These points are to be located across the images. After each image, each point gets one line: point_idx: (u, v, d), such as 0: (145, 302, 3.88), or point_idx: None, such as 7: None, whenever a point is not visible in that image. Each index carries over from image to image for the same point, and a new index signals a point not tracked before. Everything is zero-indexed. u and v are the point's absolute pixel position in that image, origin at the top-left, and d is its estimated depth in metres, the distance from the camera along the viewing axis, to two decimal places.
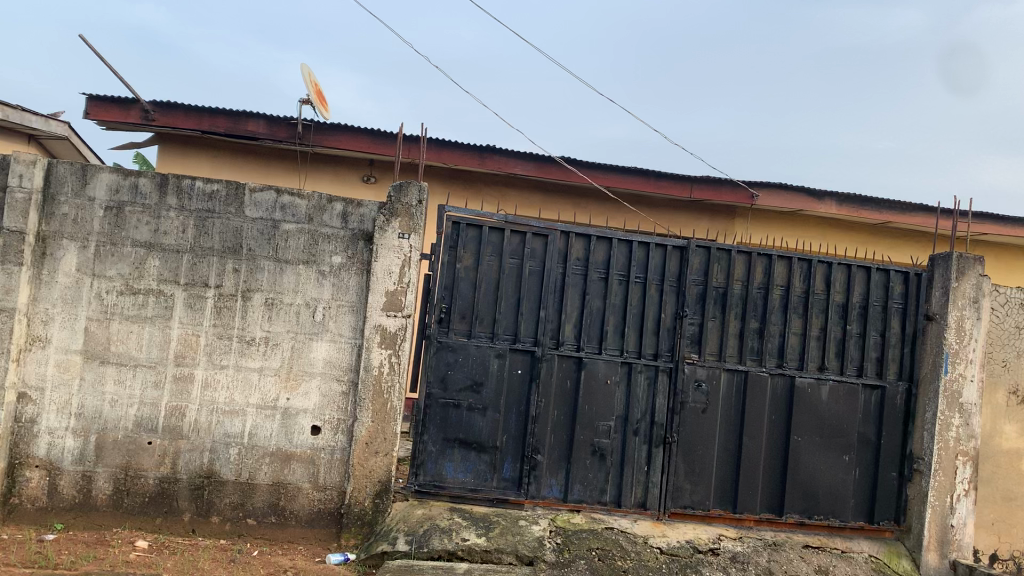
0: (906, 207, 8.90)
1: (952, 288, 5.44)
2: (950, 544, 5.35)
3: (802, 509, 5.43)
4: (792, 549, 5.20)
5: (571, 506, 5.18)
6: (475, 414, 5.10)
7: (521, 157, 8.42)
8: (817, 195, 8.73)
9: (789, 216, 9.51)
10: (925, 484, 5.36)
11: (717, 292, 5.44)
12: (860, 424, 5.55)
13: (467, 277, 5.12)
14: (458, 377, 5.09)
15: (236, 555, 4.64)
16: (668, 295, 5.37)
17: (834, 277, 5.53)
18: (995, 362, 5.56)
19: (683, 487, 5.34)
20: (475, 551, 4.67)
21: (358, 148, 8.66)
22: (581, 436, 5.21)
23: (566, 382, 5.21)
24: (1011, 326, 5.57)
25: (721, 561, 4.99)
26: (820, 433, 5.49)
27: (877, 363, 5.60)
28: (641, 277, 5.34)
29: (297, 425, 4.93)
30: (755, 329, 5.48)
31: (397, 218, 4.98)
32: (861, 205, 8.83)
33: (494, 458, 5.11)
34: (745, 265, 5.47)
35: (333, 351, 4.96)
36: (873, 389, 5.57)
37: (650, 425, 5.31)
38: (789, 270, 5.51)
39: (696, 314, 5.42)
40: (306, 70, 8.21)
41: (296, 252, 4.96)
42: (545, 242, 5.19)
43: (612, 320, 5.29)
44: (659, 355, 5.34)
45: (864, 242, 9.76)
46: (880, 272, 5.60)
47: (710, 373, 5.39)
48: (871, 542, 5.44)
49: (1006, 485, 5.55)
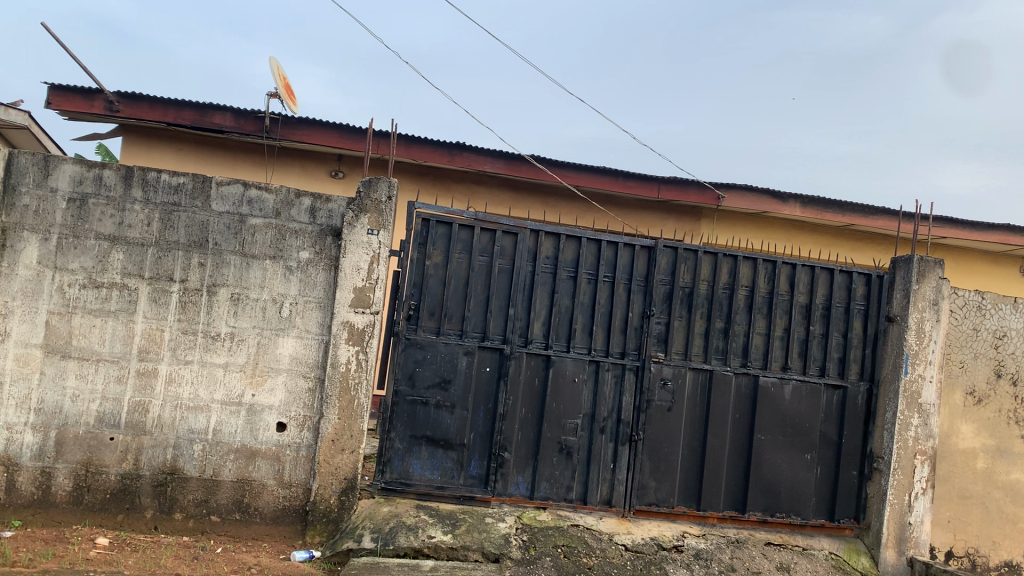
0: (868, 210, 9.04)
1: (913, 290, 5.55)
2: (908, 542, 5.45)
3: (764, 506, 5.51)
4: (754, 546, 5.28)
5: (538, 503, 5.21)
6: (443, 411, 5.10)
7: (490, 155, 8.42)
8: (782, 197, 8.85)
9: (754, 217, 9.61)
10: (884, 483, 5.46)
11: (684, 291, 5.49)
12: (822, 423, 5.64)
13: (437, 275, 5.11)
14: (427, 374, 5.08)
15: (200, 552, 4.60)
16: (636, 294, 5.41)
17: (798, 278, 5.62)
18: (953, 363, 5.67)
19: (649, 485, 5.39)
20: (441, 548, 4.67)
21: (326, 142, 8.61)
22: (548, 434, 5.23)
23: (534, 380, 5.23)
24: (968, 328, 5.69)
25: (685, 558, 5.05)
26: (782, 432, 5.57)
27: (839, 363, 5.69)
28: (610, 276, 5.38)
29: (262, 422, 4.89)
30: (720, 329, 5.55)
31: (366, 214, 4.96)
32: (825, 208, 8.96)
33: (461, 455, 5.11)
34: (711, 265, 5.53)
35: (299, 347, 4.93)
36: (835, 389, 5.66)
37: (617, 423, 5.35)
38: (753, 271, 5.58)
39: (663, 313, 5.46)
40: (275, 64, 8.14)
41: (262, 247, 4.92)
42: (514, 240, 5.21)
43: (580, 319, 5.32)
44: (626, 354, 5.39)
45: (828, 244, 9.91)
46: (843, 274, 5.69)
47: (676, 372, 5.45)
48: (831, 540, 5.53)
49: (961, 484, 5.67)
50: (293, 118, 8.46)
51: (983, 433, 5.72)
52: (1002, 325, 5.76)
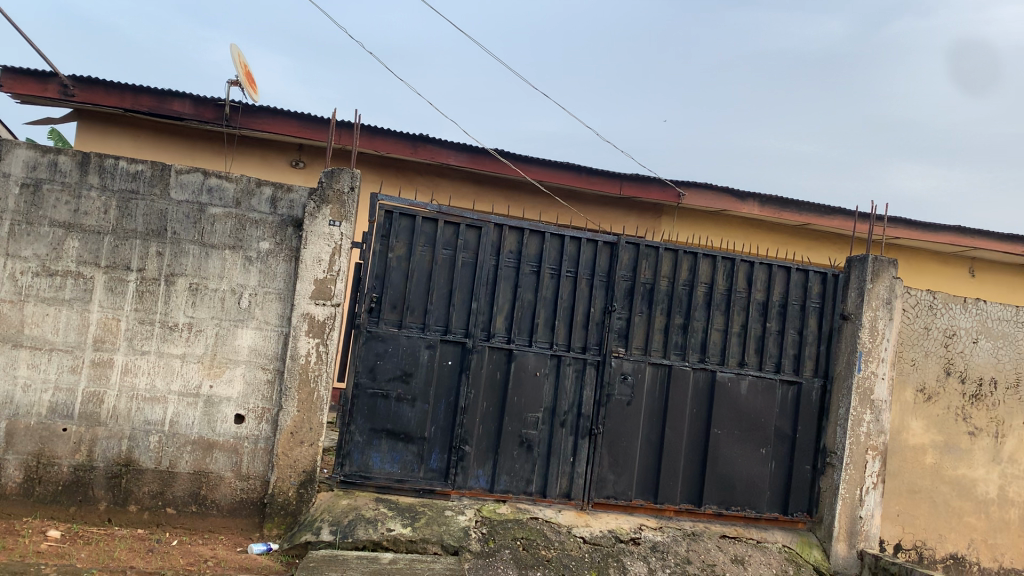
0: (825, 209, 9.19)
1: (868, 289, 5.66)
2: (858, 535, 5.58)
3: (720, 500, 5.59)
4: (709, 539, 5.37)
5: (497, 496, 5.23)
6: (404, 405, 5.10)
7: (454, 148, 8.40)
8: (741, 196, 8.97)
9: (714, 215, 9.73)
10: (837, 478, 5.58)
11: (645, 287, 5.55)
12: (778, 419, 5.74)
13: (400, 267, 5.09)
14: (388, 367, 5.07)
15: (155, 545, 4.54)
16: (598, 289, 5.46)
17: (756, 276, 5.71)
18: (905, 361, 5.80)
19: (607, 478, 5.44)
20: (400, 541, 4.68)
21: (287, 132, 8.52)
22: (509, 427, 5.25)
23: (496, 374, 5.25)
24: (920, 327, 5.83)
25: (642, 551, 5.12)
26: (739, 427, 5.66)
27: (794, 359, 5.79)
28: (572, 271, 5.41)
29: (220, 414, 4.84)
30: (680, 325, 5.62)
31: (328, 205, 4.93)
32: (783, 207, 9.09)
33: (421, 449, 5.11)
34: (672, 261, 5.59)
35: (258, 338, 4.89)
36: (790, 385, 5.76)
37: (577, 417, 5.39)
38: (713, 268, 5.65)
39: (624, 308, 5.51)
40: (235, 51, 8.03)
41: (222, 237, 4.87)
42: (478, 234, 5.21)
43: (542, 314, 5.35)
44: (588, 348, 5.43)
45: (785, 243, 10.06)
46: (800, 272, 5.79)
47: (636, 367, 5.50)
48: (784, 532, 5.64)
49: (910, 478, 5.81)
50: (254, 106, 8.36)
51: (932, 429, 5.86)
52: (952, 324, 5.91)
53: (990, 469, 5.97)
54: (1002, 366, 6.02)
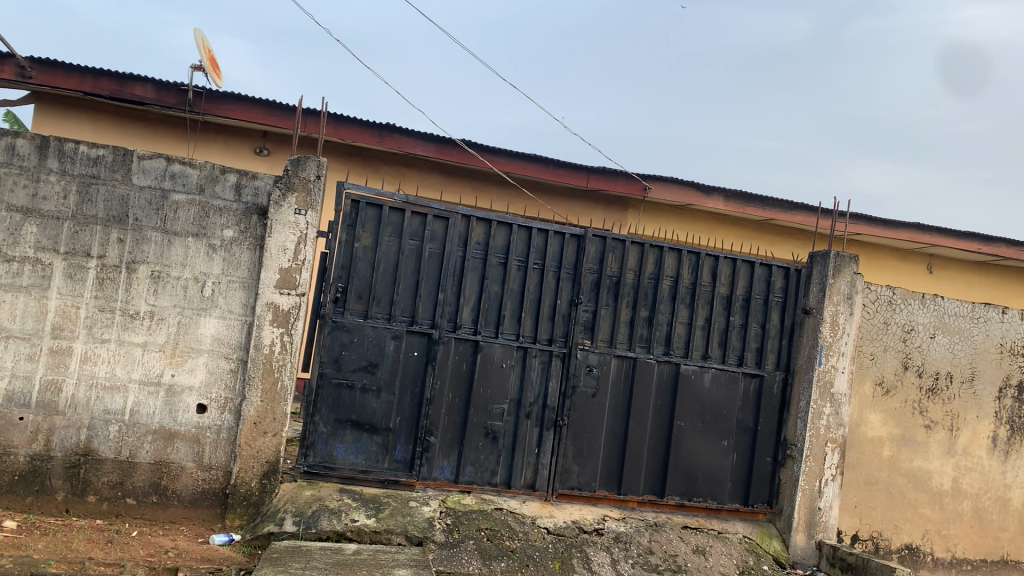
0: (789, 205, 9.30)
1: (829, 284, 5.75)
2: (817, 526, 5.68)
3: (682, 491, 5.66)
4: (671, 530, 5.43)
5: (462, 487, 5.24)
6: (369, 395, 5.08)
7: (421, 137, 8.36)
8: (706, 190, 9.05)
9: (679, 209, 9.81)
10: (796, 469, 5.67)
11: (611, 280, 5.58)
12: (739, 411, 5.81)
13: (366, 257, 5.06)
14: (353, 357, 5.04)
15: (114, 536, 4.48)
16: (564, 282, 5.48)
17: (720, 270, 5.77)
18: (864, 355, 5.90)
19: (571, 469, 5.47)
20: (365, 532, 4.68)
21: (252, 119, 8.41)
22: (474, 419, 5.26)
23: (462, 365, 5.25)
24: (879, 322, 5.93)
25: (605, 541, 5.17)
26: (701, 419, 5.73)
27: (756, 353, 5.87)
28: (539, 263, 5.42)
29: (182, 403, 4.78)
30: (645, 318, 5.65)
31: (294, 193, 4.88)
32: (747, 202, 9.19)
33: (386, 440, 5.10)
34: (638, 255, 5.63)
35: (222, 327, 4.83)
36: (752, 378, 5.84)
37: (542, 408, 5.41)
38: (678, 262, 5.70)
39: (590, 301, 5.54)
40: (199, 36, 7.91)
41: (185, 224, 4.80)
42: (445, 225, 5.20)
43: (509, 305, 5.35)
44: (554, 340, 5.45)
45: (749, 237, 10.17)
46: (763, 267, 5.86)
47: (601, 359, 5.54)
48: (744, 523, 5.72)
49: (868, 470, 5.92)
50: (218, 92, 8.24)
51: (890, 423, 5.97)
52: (911, 320, 6.02)
53: (944, 462, 6.11)
54: (958, 360, 6.14)
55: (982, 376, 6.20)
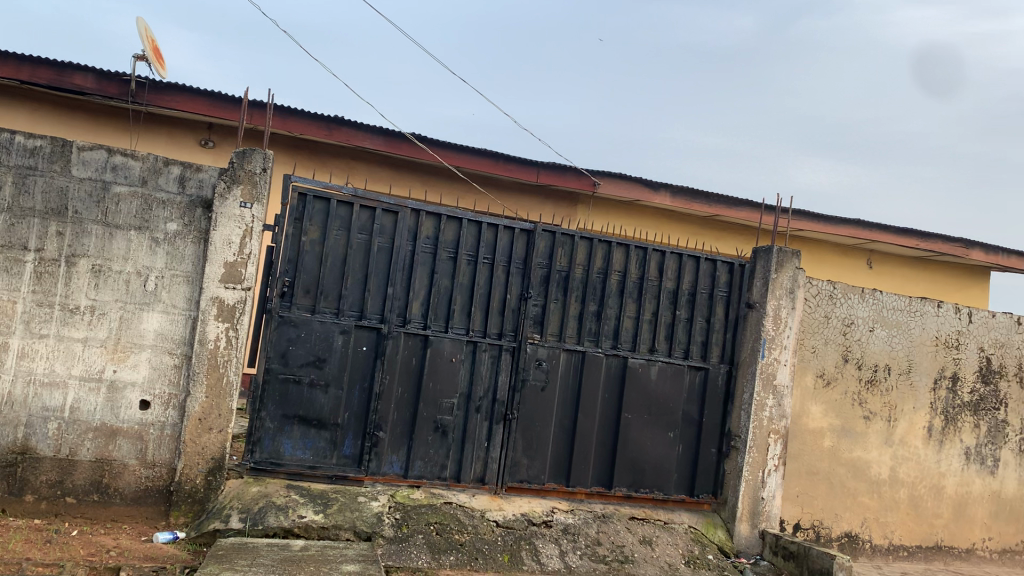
0: (734, 201, 9.46)
1: (772, 279, 5.88)
2: (760, 515, 5.80)
3: (629, 483, 5.73)
4: (618, 521, 5.50)
5: (411, 482, 5.23)
6: (316, 391, 5.04)
7: (370, 131, 8.30)
8: (654, 186, 9.16)
9: (628, 205, 9.90)
10: (740, 460, 5.78)
11: (560, 275, 5.62)
12: (685, 403, 5.91)
13: (313, 251, 5.01)
14: (301, 352, 5.00)
15: (53, 536, 4.38)
16: (514, 276, 5.50)
17: (667, 264, 5.85)
18: (806, 348, 6.04)
19: (521, 462, 5.50)
20: (312, 528, 4.65)
21: (197, 110, 8.27)
22: (423, 413, 5.26)
23: (411, 360, 5.24)
24: (820, 316, 6.08)
25: (553, 533, 5.23)
26: (648, 411, 5.81)
27: (702, 346, 5.97)
28: (488, 257, 5.43)
29: (124, 400, 4.69)
30: (594, 312, 5.71)
31: (239, 185, 4.81)
32: (694, 198, 9.32)
33: (334, 435, 5.07)
34: (587, 250, 5.68)
35: (165, 322, 4.75)
36: (697, 370, 5.94)
37: (492, 402, 5.44)
38: (626, 256, 5.76)
39: (539, 295, 5.57)
40: (142, 24, 7.74)
41: (127, 217, 4.70)
42: (394, 219, 5.18)
43: (459, 300, 5.36)
44: (503, 335, 5.47)
45: (695, 233, 10.32)
46: (708, 262, 5.96)
47: (551, 353, 5.58)
48: (690, 513, 5.82)
49: (809, 460, 6.07)
50: (161, 83, 8.08)
51: (830, 414, 6.13)
52: (850, 313, 6.18)
53: (882, 451, 6.28)
54: (895, 353, 6.32)
55: (919, 367, 6.39)
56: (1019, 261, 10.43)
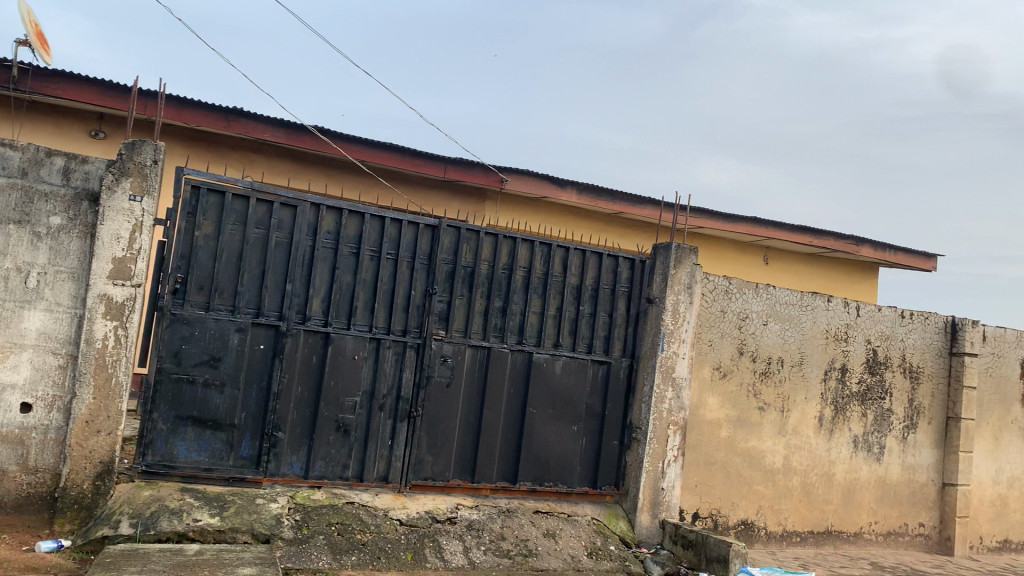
0: (636, 199, 9.64)
1: (671, 274, 6.02)
2: (660, 505, 5.93)
3: (533, 477, 5.77)
4: (523, 515, 5.54)
5: (312, 482, 5.14)
6: (212, 391, 4.90)
7: (270, 123, 8.11)
8: (560, 183, 9.25)
9: (534, 201, 9.96)
10: (641, 452, 5.90)
11: (465, 271, 5.59)
12: (588, 397, 5.98)
13: (207, 247, 4.86)
14: (195, 351, 4.84)
15: None
16: (418, 272, 5.45)
17: (571, 260, 5.91)
18: (703, 342, 6.21)
19: (425, 460, 5.47)
20: (208, 532, 4.52)
21: (86, 99, 7.91)
22: (324, 412, 5.17)
23: (311, 357, 5.14)
24: (717, 310, 6.26)
25: (457, 530, 5.22)
26: (553, 406, 5.86)
27: (605, 340, 6.05)
28: (392, 253, 5.37)
29: (3, 403, 4.45)
30: (499, 308, 5.71)
31: (128, 178, 4.62)
32: (598, 195, 9.46)
33: (231, 436, 4.93)
34: (491, 245, 5.67)
35: (48, 321, 4.53)
36: (600, 364, 6.02)
37: (395, 400, 5.38)
38: (531, 252, 5.79)
39: (444, 291, 5.54)
40: (25, 8, 7.35)
41: (5, 211, 4.46)
42: (293, 213, 5.07)
43: (361, 296, 5.28)
44: (407, 331, 5.42)
45: (600, 230, 10.47)
46: (610, 258, 6.05)
47: (455, 349, 5.56)
48: (593, 505, 5.90)
49: (707, 451, 6.23)
50: (46, 70, 7.70)
51: (727, 405, 6.31)
52: (745, 308, 6.38)
53: (776, 441, 6.51)
54: (788, 346, 6.55)
55: (810, 359, 6.64)
56: (904, 258, 10.96)
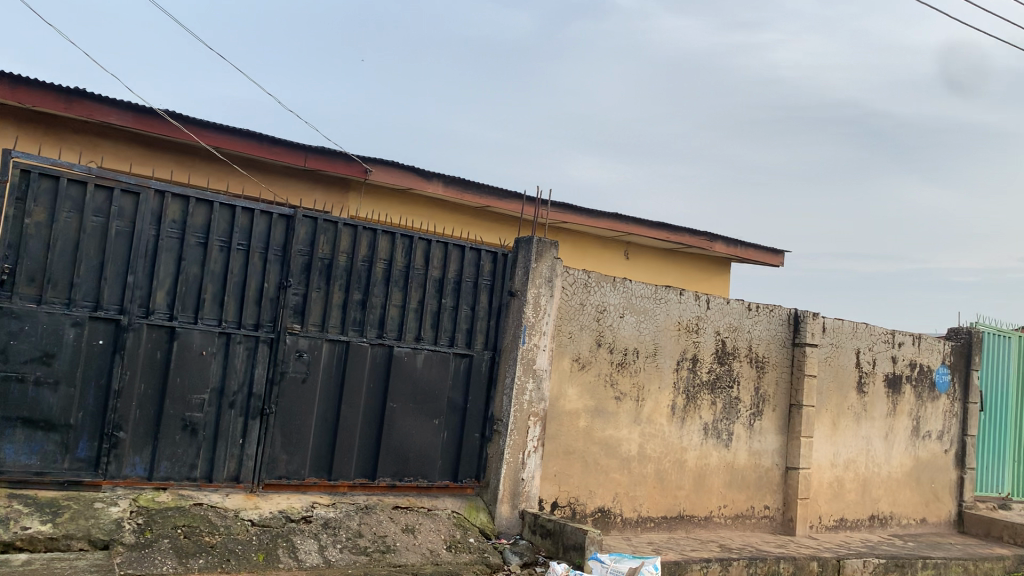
0: (501, 193, 9.71)
1: (532, 268, 6.09)
2: (520, 496, 6.00)
3: (393, 472, 5.71)
4: (381, 511, 5.47)
5: (157, 484, 4.89)
6: (43, 390, 4.58)
7: (116, 105, 7.66)
8: (426, 175, 9.19)
9: (400, 193, 9.86)
10: (502, 444, 5.94)
11: (322, 263, 5.46)
12: (449, 390, 5.96)
13: (39, 235, 4.54)
14: (24, 347, 4.51)
15: None
16: (272, 265, 5.27)
17: (432, 253, 5.87)
18: (563, 334, 6.31)
19: (279, 458, 5.31)
20: (38, 540, 4.23)
21: None
22: (170, 410, 4.93)
23: (156, 353, 4.89)
24: (576, 303, 6.39)
25: (313, 528, 5.10)
26: (413, 400, 5.81)
27: (466, 334, 6.05)
28: (244, 244, 5.17)
29: None
30: (358, 301, 5.60)
31: None
32: (463, 188, 9.46)
33: (65, 438, 4.62)
34: (350, 236, 5.56)
35: None
36: (462, 358, 6.02)
37: (247, 397, 5.20)
38: (391, 244, 5.71)
39: (300, 284, 5.38)
40: None
41: None
42: (135, 201, 4.80)
43: (210, 289, 5.06)
44: (261, 326, 5.24)
45: (465, 223, 10.47)
46: (472, 250, 6.05)
47: (312, 344, 5.42)
48: (453, 499, 5.90)
49: (566, 441, 6.35)
50: None
51: (585, 395, 6.44)
52: (603, 301, 6.54)
53: (632, 430, 6.70)
54: (643, 337, 6.76)
55: (664, 350, 6.88)
56: (754, 253, 11.52)
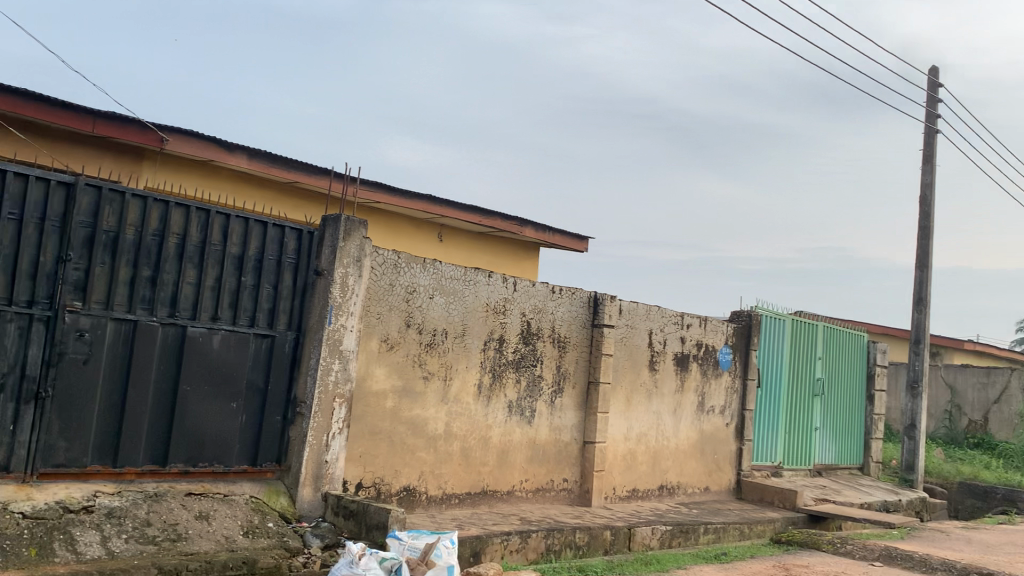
0: (309, 168, 9.47)
1: (339, 247, 5.99)
2: (323, 478, 5.92)
3: (186, 458, 5.46)
4: (173, 498, 5.22)
5: None
6: None
7: None
8: (230, 148, 8.79)
9: (201, 165, 9.37)
10: (304, 426, 5.83)
11: (107, 236, 5.09)
12: (249, 371, 5.77)
13: None
14: None
15: None
16: (48, 237, 4.86)
17: (232, 229, 5.63)
18: (371, 314, 6.27)
19: (56, 445, 4.92)
20: None
21: None
22: None
23: None
24: (385, 283, 6.36)
25: (94, 519, 4.78)
26: (209, 382, 5.57)
27: (268, 313, 5.86)
28: (14, 213, 4.74)
29: None
30: (149, 278, 5.28)
31: None
32: (270, 162, 9.15)
33: None
34: (141, 209, 5.22)
35: None
36: (263, 338, 5.83)
37: (18, 380, 4.78)
38: (187, 219, 5.42)
39: (81, 258, 5.00)
40: None
41: None
42: None
43: None
44: (34, 303, 4.83)
45: (272, 198, 10.13)
46: (276, 228, 5.87)
47: (94, 323, 5.06)
48: (252, 483, 5.72)
49: (371, 421, 6.31)
50: None
51: (392, 375, 6.44)
52: (412, 281, 6.55)
53: (438, 409, 6.78)
54: (451, 318, 6.84)
55: (472, 331, 7.00)
56: (561, 238, 11.93)
